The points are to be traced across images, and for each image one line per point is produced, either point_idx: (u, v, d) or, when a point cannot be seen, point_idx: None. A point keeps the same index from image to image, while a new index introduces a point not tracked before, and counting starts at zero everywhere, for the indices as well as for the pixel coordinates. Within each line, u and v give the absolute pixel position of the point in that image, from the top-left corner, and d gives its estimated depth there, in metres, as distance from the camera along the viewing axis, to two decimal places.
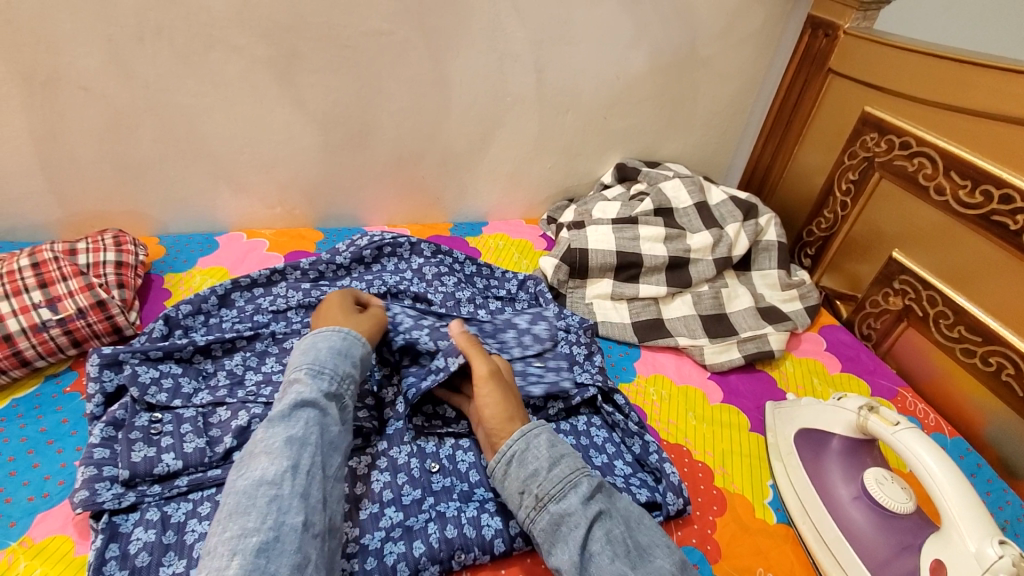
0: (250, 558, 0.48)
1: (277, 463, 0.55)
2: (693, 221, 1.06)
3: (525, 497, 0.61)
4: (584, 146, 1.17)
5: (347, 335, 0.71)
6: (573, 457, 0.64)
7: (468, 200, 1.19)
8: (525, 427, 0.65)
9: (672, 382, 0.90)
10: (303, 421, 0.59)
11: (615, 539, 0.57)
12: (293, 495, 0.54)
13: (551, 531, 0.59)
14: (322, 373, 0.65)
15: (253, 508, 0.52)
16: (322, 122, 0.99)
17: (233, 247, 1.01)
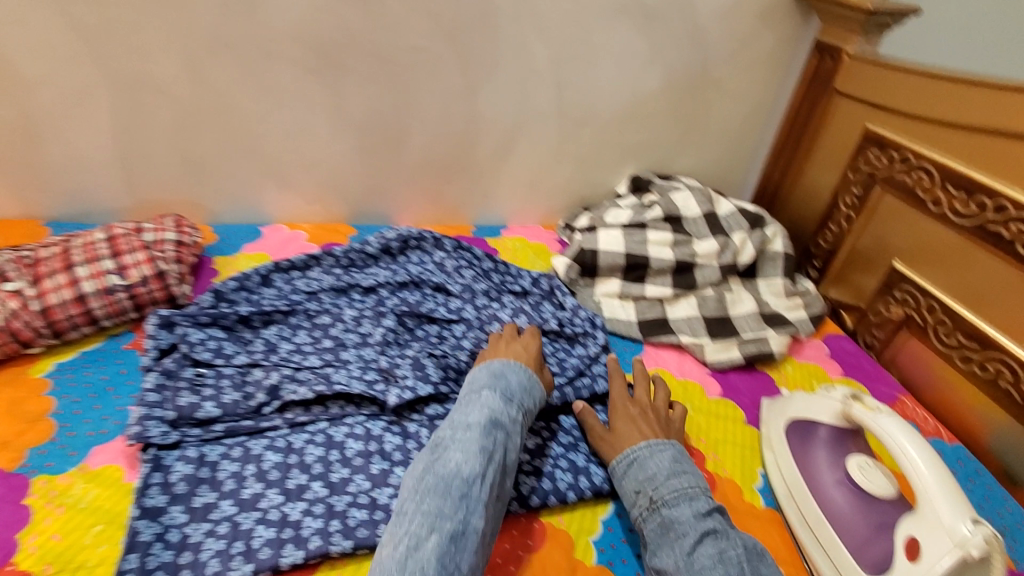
0: (444, 539, 0.56)
1: (472, 464, 0.62)
2: (701, 229, 1.11)
3: (640, 497, 0.67)
4: (600, 157, 1.25)
5: (531, 375, 0.77)
6: (697, 478, 0.68)
7: (490, 204, 1.27)
8: (651, 440, 0.72)
9: (672, 376, 0.94)
10: (494, 439, 0.66)
11: (728, 559, 0.58)
12: (481, 498, 0.60)
13: (658, 532, 0.63)
14: (511, 401, 0.71)
15: (448, 495, 0.59)
16: (360, 128, 1.10)
17: (275, 236, 1.11)
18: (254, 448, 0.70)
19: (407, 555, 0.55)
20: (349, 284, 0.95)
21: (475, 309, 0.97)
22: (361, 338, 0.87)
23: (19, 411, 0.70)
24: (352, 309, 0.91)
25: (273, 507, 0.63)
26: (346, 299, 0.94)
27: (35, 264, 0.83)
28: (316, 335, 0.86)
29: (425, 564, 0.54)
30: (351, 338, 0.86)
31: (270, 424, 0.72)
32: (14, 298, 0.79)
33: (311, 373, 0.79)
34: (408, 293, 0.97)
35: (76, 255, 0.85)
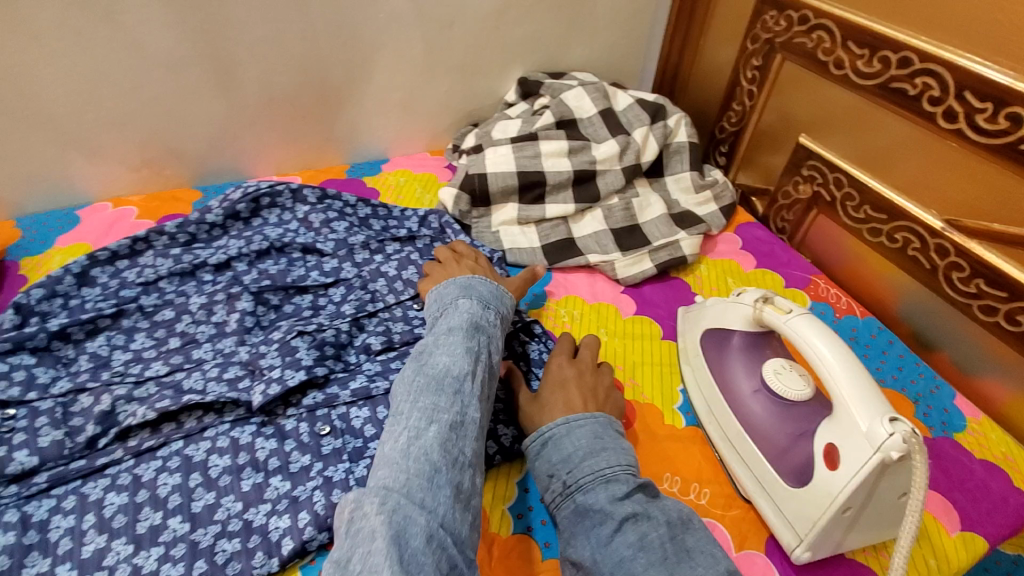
0: (445, 429, 0.53)
1: (461, 363, 0.59)
2: (599, 130, 0.99)
3: (554, 482, 0.57)
4: (478, 61, 1.07)
5: (502, 286, 0.74)
6: (621, 451, 0.57)
7: (363, 136, 1.08)
8: (570, 416, 0.61)
9: (584, 301, 0.87)
10: (479, 341, 0.63)
11: (649, 545, 0.49)
12: (475, 393, 0.57)
13: (574, 521, 0.54)
14: (488, 308, 0.68)
15: (443, 391, 0.56)
16: (169, 66, 0.87)
17: (98, 219, 0.91)
18: (91, 493, 0.57)
19: (409, 447, 0.51)
20: (193, 265, 0.79)
21: (356, 269, 0.84)
22: (216, 330, 0.73)
23: None
24: (200, 296, 0.76)
25: (120, 562, 0.53)
26: (193, 284, 0.78)
27: None
28: (159, 336, 0.72)
29: (429, 451, 0.51)
30: (203, 332, 0.72)
31: (109, 459, 0.59)
32: None
33: (155, 385, 0.66)
34: (270, 262, 0.82)
35: None
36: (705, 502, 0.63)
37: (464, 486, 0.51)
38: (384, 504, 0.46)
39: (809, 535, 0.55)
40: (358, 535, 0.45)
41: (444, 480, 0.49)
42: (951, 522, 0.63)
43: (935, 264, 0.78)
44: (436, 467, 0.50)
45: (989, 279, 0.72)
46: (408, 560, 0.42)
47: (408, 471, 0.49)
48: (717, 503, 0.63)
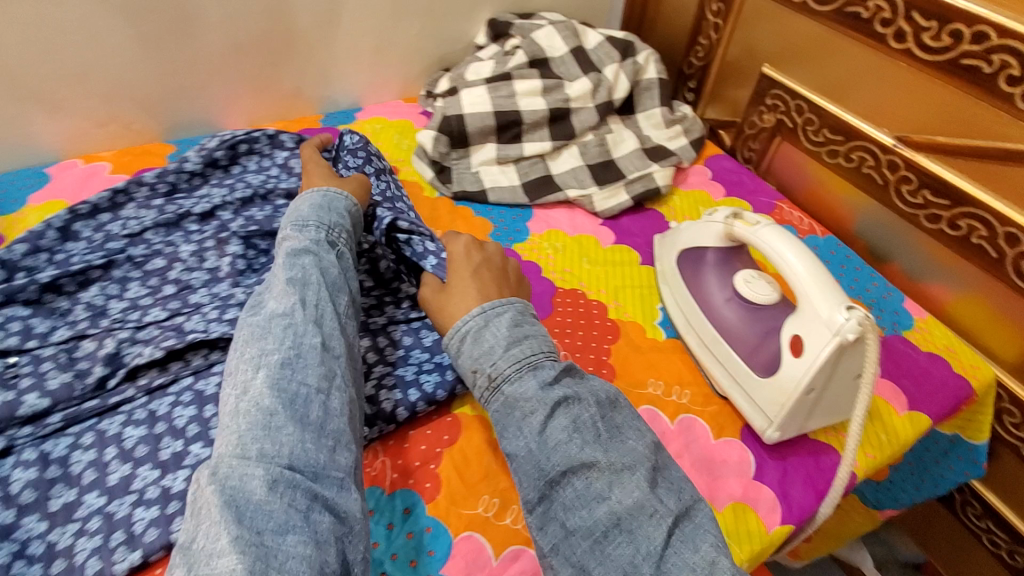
0: (276, 370, 0.53)
1: (285, 301, 0.58)
2: (571, 68, 1.01)
3: (479, 377, 0.59)
4: (447, 2, 1.06)
5: (327, 191, 0.73)
6: (541, 342, 0.60)
7: (334, 84, 1.07)
8: (486, 308, 0.63)
9: (565, 234, 0.90)
10: (301, 266, 0.62)
11: (582, 425, 0.54)
12: (308, 321, 0.57)
13: (504, 413, 0.56)
14: (307, 227, 0.67)
15: (269, 334, 0.56)
16: (127, 12, 0.84)
17: (69, 176, 0.89)
18: (109, 428, 0.60)
19: (238, 404, 0.51)
20: (178, 215, 0.79)
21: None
22: (209, 275, 0.74)
23: None
24: (190, 244, 0.77)
25: (149, 485, 0.56)
26: (180, 234, 0.79)
27: None
28: (153, 284, 0.73)
29: (260, 399, 0.51)
30: (197, 278, 0.74)
31: (122, 397, 0.62)
32: None
33: (156, 329, 0.68)
34: (256, 209, 0.83)
35: None
36: (687, 401, 0.69)
37: (313, 416, 0.51)
38: (216, 473, 0.46)
39: (778, 417, 0.62)
40: (198, 512, 0.44)
41: (283, 420, 0.50)
42: (899, 404, 0.72)
43: (887, 179, 0.84)
44: (271, 412, 0.50)
45: (934, 189, 0.78)
46: (249, 516, 0.44)
47: (240, 429, 0.49)
48: (697, 401, 0.69)
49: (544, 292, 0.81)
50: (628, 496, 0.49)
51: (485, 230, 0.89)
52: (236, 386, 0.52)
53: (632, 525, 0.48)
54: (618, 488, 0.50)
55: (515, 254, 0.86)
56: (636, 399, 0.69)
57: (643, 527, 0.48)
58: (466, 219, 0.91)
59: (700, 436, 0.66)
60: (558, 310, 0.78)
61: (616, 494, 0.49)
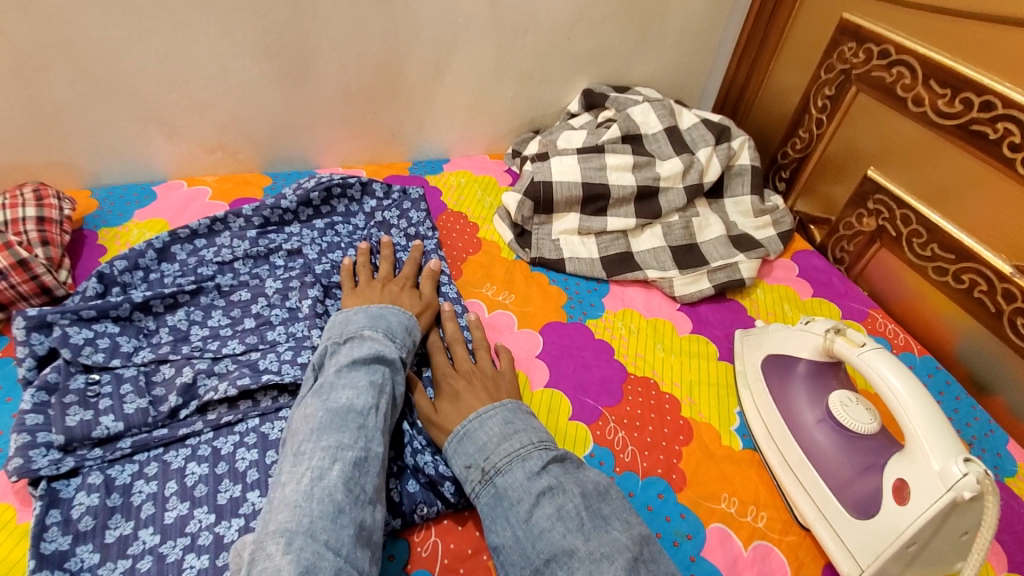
0: (349, 468, 0.53)
1: (364, 397, 0.59)
2: (663, 147, 1.00)
3: (472, 471, 0.59)
4: (548, 70, 1.09)
5: (410, 318, 0.72)
6: (535, 432, 0.61)
7: (427, 135, 1.10)
8: (480, 409, 0.63)
9: (641, 316, 0.87)
10: (383, 369, 0.63)
11: (566, 514, 0.54)
12: (378, 427, 0.58)
13: (494, 506, 0.57)
14: (393, 338, 0.67)
15: (347, 427, 0.56)
16: (253, 53, 0.89)
17: (173, 196, 0.94)
18: (173, 462, 0.60)
19: (311, 488, 0.51)
20: (268, 249, 0.82)
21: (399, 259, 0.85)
22: (289, 314, 0.76)
23: None
24: (275, 281, 0.80)
25: (203, 530, 0.55)
26: (267, 268, 0.81)
27: None
28: (235, 315, 0.75)
29: (334, 491, 0.51)
30: (276, 315, 0.76)
31: (190, 430, 0.62)
32: None
33: (232, 363, 0.68)
34: (340, 255, 0.85)
35: None
36: (762, 525, 0.63)
37: (367, 523, 0.52)
38: (292, 543, 0.47)
39: (871, 566, 0.56)
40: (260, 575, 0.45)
41: (348, 520, 0.50)
42: (1000, 562, 0.64)
43: (1000, 308, 0.78)
44: (340, 507, 0.50)
45: None
46: None
47: (312, 513, 0.49)
48: (775, 527, 0.63)
49: (614, 377, 0.77)
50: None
51: (558, 301, 0.87)
52: (308, 467, 0.53)
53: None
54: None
55: (588, 330, 0.83)
56: (705, 513, 0.64)
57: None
58: (541, 286, 0.89)
59: (776, 569, 0.60)
60: (629, 399, 0.75)
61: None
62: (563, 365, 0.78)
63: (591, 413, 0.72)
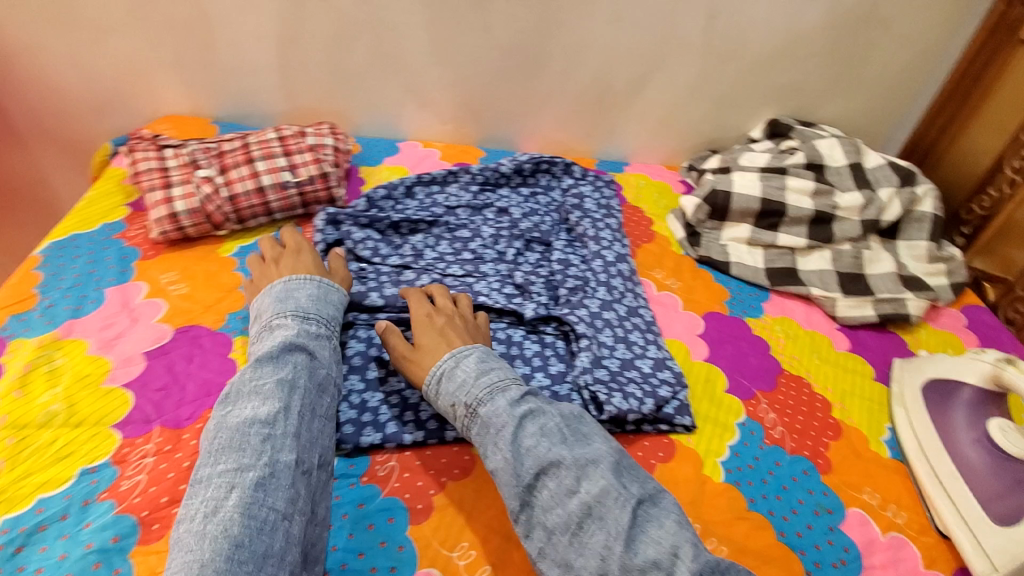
0: (249, 491, 0.52)
1: (269, 404, 0.59)
2: (844, 180, 1.05)
3: (457, 408, 0.64)
4: (740, 97, 1.19)
5: (321, 282, 0.75)
6: (501, 368, 0.66)
7: (616, 138, 1.25)
8: (456, 349, 0.68)
9: (799, 325, 0.94)
10: (292, 365, 0.63)
11: (549, 431, 0.60)
12: (287, 434, 0.58)
13: (483, 433, 0.61)
14: (306, 319, 0.69)
15: (247, 445, 0.55)
16: (502, 48, 1.09)
17: (411, 152, 1.16)
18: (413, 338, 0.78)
19: (205, 526, 0.50)
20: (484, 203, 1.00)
21: (593, 225, 0.98)
22: (498, 255, 0.92)
23: (219, 280, 0.82)
24: (489, 227, 0.97)
25: None
26: (481, 217, 0.99)
27: (221, 155, 0.92)
28: (456, 247, 0.93)
29: (228, 524, 0.50)
30: (489, 254, 0.92)
31: None
32: (208, 183, 0.89)
33: (456, 280, 0.87)
34: (541, 218, 1.00)
35: (256, 150, 0.93)
36: (901, 522, 0.69)
37: (275, 548, 0.51)
38: None
39: (1006, 567, 0.63)
40: None
41: (247, 554, 0.49)
42: None
43: None
44: (238, 541, 0.49)
45: None
46: None
47: (201, 555, 0.48)
48: (913, 527, 0.69)
49: (769, 368, 0.84)
50: (595, 485, 0.55)
51: (721, 296, 0.96)
52: (204, 501, 0.52)
53: (602, 511, 0.54)
54: (585, 482, 0.56)
55: (747, 326, 0.91)
56: (847, 498, 0.70)
57: (612, 512, 0.54)
58: (706, 282, 0.98)
59: (909, 558, 0.65)
60: (782, 389, 0.82)
61: (585, 487, 0.55)
62: (723, 349, 0.86)
63: (746, 392, 0.80)
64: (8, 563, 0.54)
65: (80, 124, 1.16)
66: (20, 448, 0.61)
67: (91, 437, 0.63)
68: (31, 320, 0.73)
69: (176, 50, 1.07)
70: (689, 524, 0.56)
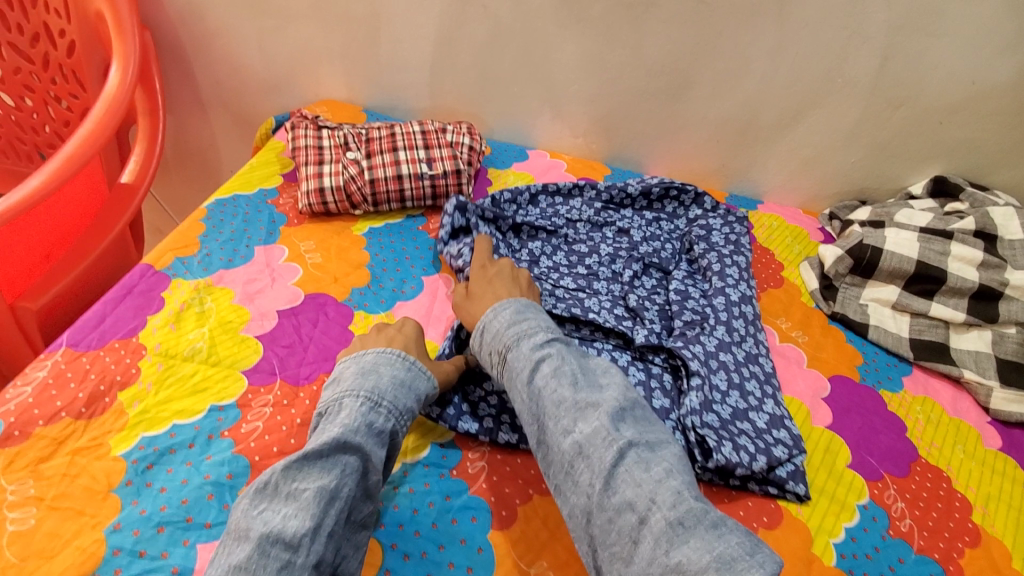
0: None
1: (302, 522, 0.49)
2: (1020, 257, 0.91)
3: (491, 356, 0.67)
4: (903, 148, 1.08)
5: (413, 364, 0.65)
6: (534, 317, 0.68)
7: (751, 174, 1.18)
8: (497, 302, 0.70)
9: (943, 409, 0.82)
10: (341, 469, 0.53)
11: (561, 373, 0.61)
12: (307, 566, 0.48)
13: (507, 377, 0.64)
14: (377, 407, 0.59)
15: (261, 575, 0.46)
16: (647, 70, 1.08)
17: (538, 161, 1.18)
18: None
19: None
20: (605, 221, 0.99)
21: (718, 260, 0.93)
22: (613, 274, 0.90)
23: (348, 255, 0.88)
24: (608, 246, 0.95)
25: None
26: (600, 235, 0.97)
27: (368, 140, 0.98)
28: (572, 260, 0.92)
29: None
30: (604, 272, 0.90)
31: None
32: (354, 165, 0.95)
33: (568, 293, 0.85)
34: (662, 245, 0.97)
35: (399, 141, 0.98)
36: None
37: None
38: None
39: None
40: None
41: None
42: None
43: None
44: None
45: None
46: None
47: None
48: None
49: (902, 451, 0.75)
50: (588, 426, 0.56)
51: (853, 360, 0.86)
52: None
53: (590, 450, 0.55)
54: (581, 422, 0.57)
55: (880, 398, 0.81)
56: None
57: (597, 451, 0.55)
58: (836, 340, 0.89)
59: None
60: (916, 478, 0.72)
61: (579, 427, 0.56)
62: (849, 419, 0.77)
63: (872, 472, 0.72)
64: (140, 476, 0.60)
65: (252, 99, 1.30)
66: (166, 374, 0.68)
67: (222, 377, 0.69)
68: (191, 264, 0.82)
69: (344, 42, 1.16)
70: (682, 473, 0.54)
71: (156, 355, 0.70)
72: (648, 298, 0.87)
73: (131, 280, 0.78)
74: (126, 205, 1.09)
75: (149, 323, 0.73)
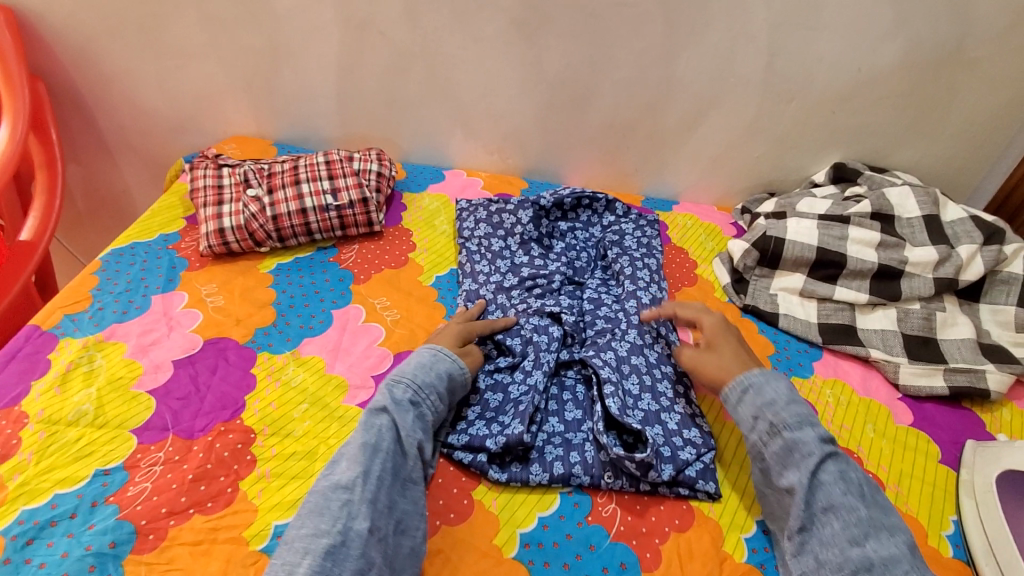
0: (319, 559, 0.52)
1: (351, 469, 0.59)
2: (917, 234, 0.95)
3: (758, 422, 0.66)
4: (801, 139, 1.12)
5: (438, 351, 0.72)
6: (809, 406, 0.67)
7: (665, 176, 1.20)
8: (767, 369, 0.70)
9: (854, 391, 0.84)
10: (377, 430, 0.63)
11: (849, 479, 0.61)
12: (365, 499, 0.57)
13: (783, 455, 0.63)
14: (399, 383, 0.67)
15: (327, 510, 0.56)
16: (550, 83, 1.09)
17: (455, 180, 1.17)
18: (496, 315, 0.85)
19: None
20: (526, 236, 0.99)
21: (630, 264, 0.94)
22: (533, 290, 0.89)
23: (251, 296, 0.85)
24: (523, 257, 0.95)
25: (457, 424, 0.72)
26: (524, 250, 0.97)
27: (270, 176, 0.97)
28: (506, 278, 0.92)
29: None
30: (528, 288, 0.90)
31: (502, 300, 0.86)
32: (254, 202, 0.93)
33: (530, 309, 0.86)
34: (578, 256, 0.98)
35: (302, 173, 0.96)
36: None
37: None
38: None
39: None
40: None
41: None
42: None
43: None
44: None
45: None
46: None
47: None
48: None
49: None
50: (884, 548, 0.56)
51: (764, 350, 0.88)
52: (281, 563, 0.52)
53: (887, 573, 0.54)
54: (873, 540, 0.56)
55: (792, 385, 0.83)
56: None
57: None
58: (749, 332, 0.91)
59: None
60: None
61: (873, 544, 0.56)
62: None
63: None
64: (19, 553, 0.56)
65: (161, 141, 1.26)
66: (49, 443, 0.64)
67: (110, 438, 0.65)
68: (81, 321, 0.78)
69: (245, 77, 1.15)
70: None
71: (39, 423, 0.66)
72: (561, 306, 0.86)
73: (15, 344, 0.74)
74: (26, 259, 1.04)
75: (32, 389, 0.69)
